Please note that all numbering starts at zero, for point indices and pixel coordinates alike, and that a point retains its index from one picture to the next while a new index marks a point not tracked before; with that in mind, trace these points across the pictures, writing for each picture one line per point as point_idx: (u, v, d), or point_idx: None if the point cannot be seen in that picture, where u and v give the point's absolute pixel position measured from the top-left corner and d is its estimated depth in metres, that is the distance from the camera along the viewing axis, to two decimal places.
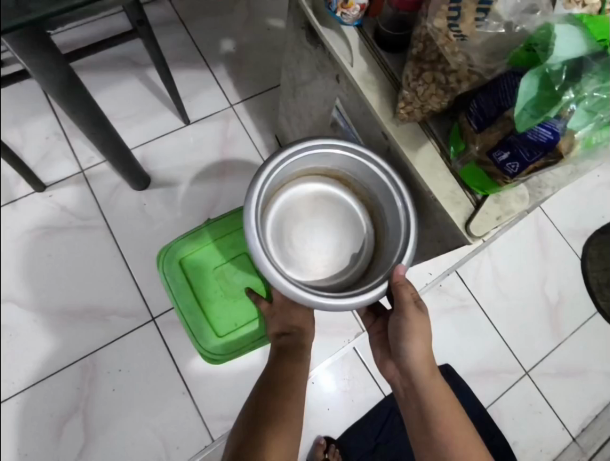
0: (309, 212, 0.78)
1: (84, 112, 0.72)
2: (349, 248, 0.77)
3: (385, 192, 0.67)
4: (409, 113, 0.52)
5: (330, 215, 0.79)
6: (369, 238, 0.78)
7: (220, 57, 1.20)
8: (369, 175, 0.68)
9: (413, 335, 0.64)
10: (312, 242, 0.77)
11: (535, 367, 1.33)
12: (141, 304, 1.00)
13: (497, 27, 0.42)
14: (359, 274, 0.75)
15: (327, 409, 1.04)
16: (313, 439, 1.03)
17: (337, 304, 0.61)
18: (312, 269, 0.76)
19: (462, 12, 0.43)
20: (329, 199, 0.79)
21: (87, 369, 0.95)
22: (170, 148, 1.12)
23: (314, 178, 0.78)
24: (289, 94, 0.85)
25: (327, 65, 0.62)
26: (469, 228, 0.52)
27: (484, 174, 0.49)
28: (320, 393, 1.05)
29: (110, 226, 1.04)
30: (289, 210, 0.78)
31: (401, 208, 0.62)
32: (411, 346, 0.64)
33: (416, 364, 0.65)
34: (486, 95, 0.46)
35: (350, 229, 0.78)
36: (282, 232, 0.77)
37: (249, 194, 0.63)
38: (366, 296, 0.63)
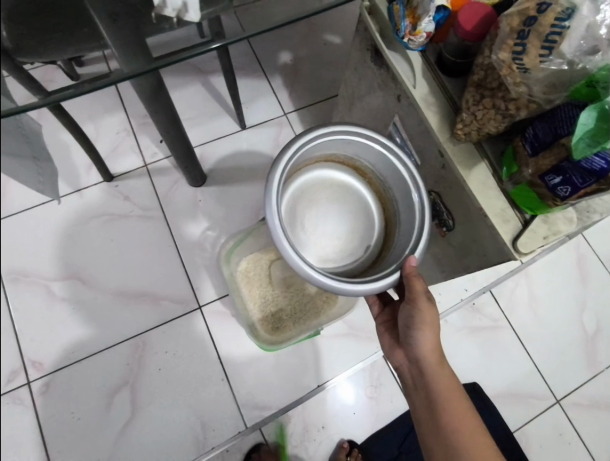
0: (328, 198, 0.82)
1: (163, 114, 0.80)
2: (359, 236, 0.82)
3: (403, 189, 0.73)
4: (466, 134, 0.56)
5: (346, 203, 0.82)
6: (379, 232, 0.82)
7: (277, 68, 1.28)
8: (389, 169, 0.73)
9: (422, 325, 0.72)
10: (325, 226, 0.80)
11: (566, 397, 1.31)
12: (190, 293, 1.08)
13: (560, 63, 0.45)
14: (366, 263, 0.80)
15: (352, 414, 1.07)
16: (336, 442, 1.05)
17: (349, 289, 0.66)
18: (323, 251, 0.80)
19: (525, 49, 0.47)
20: (346, 188, 0.83)
21: (137, 347, 1.03)
22: (226, 150, 1.20)
23: (335, 166, 0.82)
24: (345, 106, 0.90)
25: (389, 84, 0.67)
26: (516, 244, 0.55)
27: (534, 195, 0.53)
28: (341, 402, 1.07)
29: (166, 217, 1.13)
30: (309, 193, 0.82)
31: (418, 201, 0.68)
32: (421, 335, 0.73)
33: (424, 352, 0.73)
34: (543, 122, 0.49)
35: (362, 220, 0.82)
36: (299, 214, 0.81)
37: (272, 174, 0.68)
38: (378, 284, 0.67)
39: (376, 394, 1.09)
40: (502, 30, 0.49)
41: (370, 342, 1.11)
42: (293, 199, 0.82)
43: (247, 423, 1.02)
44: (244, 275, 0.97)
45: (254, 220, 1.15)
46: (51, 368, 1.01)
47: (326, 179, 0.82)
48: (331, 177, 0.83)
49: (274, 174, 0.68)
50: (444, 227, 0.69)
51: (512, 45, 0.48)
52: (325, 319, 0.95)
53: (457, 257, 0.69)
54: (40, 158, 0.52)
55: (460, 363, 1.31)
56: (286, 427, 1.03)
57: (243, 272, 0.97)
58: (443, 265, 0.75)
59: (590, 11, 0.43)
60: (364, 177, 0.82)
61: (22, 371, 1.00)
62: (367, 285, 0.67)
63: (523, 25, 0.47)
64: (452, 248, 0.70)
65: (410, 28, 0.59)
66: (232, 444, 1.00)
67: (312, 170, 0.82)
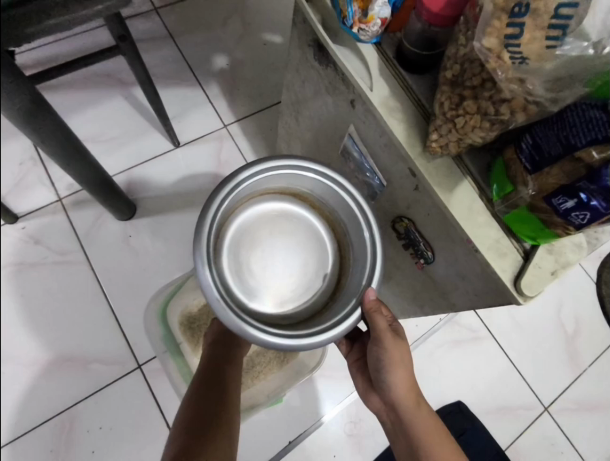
0: (269, 234, 0.70)
1: (55, 141, 0.62)
2: (315, 269, 0.69)
3: (350, 216, 0.63)
4: (443, 147, 0.43)
5: (290, 235, 0.70)
6: (335, 257, 0.70)
7: (212, 74, 1.11)
8: (331, 195, 0.64)
9: (393, 365, 0.59)
10: (274, 266, 0.68)
11: (553, 404, 1.24)
12: (126, 350, 0.89)
13: (583, 47, 0.35)
14: (326, 295, 0.68)
15: (333, 456, 0.93)
16: None
17: (313, 343, 0.55)
18: (276, 297, 0.67)
19: (522, 39, 0.35)
20: (287, 219, 0.70)
21: (63, 427, 0.83)
22: (158, 173, 1.02)
23: (271, 196, 0.70)
24: (290, 115, 0.76)
25: (339, 87, 0.53)
26: (519, 285, 0.43)
27: (537, 221, 0.41)
28: (323, 438, 0.94)
29: (90, 260, 0.94)
30: (247, 235, 0.69)
31: (368, 238, 0.59)
32: (393, 375, 0.59)
33: (400, 394, 0.60)
34: (545, 128, 0.37)
35: (313, 248, 0.70)
36: (240, 261, 0.67)
37: (198, 231, 0.56)
38: (341, 327, 0.58)
39: (357, 430, 0.95)
40: (484, 11, 0.36)
41: (345, 379, 0.98)
42: (231, 244, 0.68)
43: None
44: (186, 326, 0.84)
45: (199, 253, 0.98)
46: None
47: (264, 213, 0.70)
48: (269, 210, 0.70)
49: (199, 237, 0.56)
50: (420, 258, 0.56)
51: (503, 32, 0.35)
52: (289, 382, 0.92)
53: (439, 294, 0.57)
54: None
55: (443, 382, 1.21)
56: None
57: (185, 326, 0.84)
58: (422, 300, 0.63)
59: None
60: (305, 201, 0.70)
61: None
62: (327, 337, 0.56)
63: (513, 6, 0.35)
64: (432, 283, 0.58)
65: (360, 14, 0.45)
66: None
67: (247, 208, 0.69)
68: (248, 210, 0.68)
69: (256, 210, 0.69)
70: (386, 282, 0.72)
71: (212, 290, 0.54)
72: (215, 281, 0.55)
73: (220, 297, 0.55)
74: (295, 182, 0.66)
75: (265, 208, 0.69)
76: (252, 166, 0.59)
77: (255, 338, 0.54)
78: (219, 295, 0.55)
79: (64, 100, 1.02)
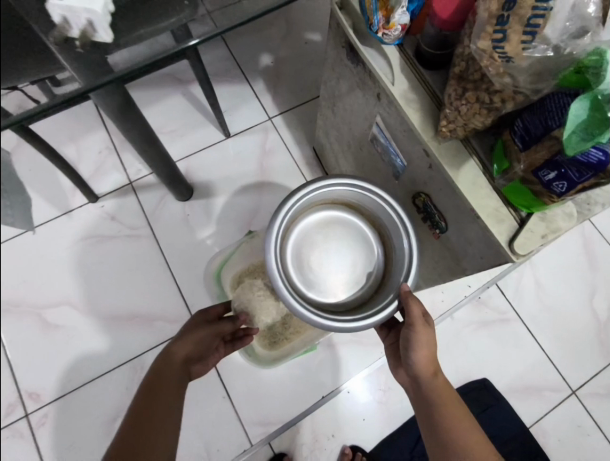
0: (324, 237, 0.80)
1: (136, 130, 0.77)
2: (364, 266, 0.79)
3: (391, 222, 0.72)
4: (451, 131, 0.52)
5: (342, 237, 0.80)
6: (380, 256, 0.80)
7: (258, 72, 1.24)
8: (376, 206, 0.74)
9: (422, 347, 0.64)
10: (330, 264, 0.78)
11: (582, 387, 1.27)
12: (185, 311, 1.05)
13: (543, 49, 0.42)
14: (373, 288, 0.78)
15: (362, 418, 1.07)
16: (339, 448, 1.05)
17: (361, 326, 0.67)
18: (332, 290, 0.77)
19: (505, 44, 0.43)
20: (339, 224, 0.81)
21: (135, 371, 1.00)
22: (212, 161, 1.17)
23: (323, 206, 0.81)
24: (328, 108, 0.87)
25: (368, 82, 0.63)
26: (513, 246, 0.51)
27: (529, 192, 0.49)
28: (355, 403, 1.07)
29: (155, 235, 1.10)
30: (306, 237, 0.80)
31: (407, 248, 0.69)
32: (419, 355, 0.64)
33: (424, 373, 0.64)
34: (532, 114, 0.46)
35: (363, 248, 0.80)
36: (301, 259, 0.78)
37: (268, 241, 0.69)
38: (382, 315, 0.68)
39: (386, 398, 1.08)
40: (480, 17, 0.44)
41: (375, 349, 1.09)
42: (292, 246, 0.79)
43: (252, 440, 1.02)
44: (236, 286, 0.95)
45: (246, 231, 1.11)
46: (48, 399, 0.99)
47: (319, 220, 0.81)
48: (322, 217, 0.81)
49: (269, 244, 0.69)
50: (436, 228, 0.65)
51: (492, 36, 0.43)
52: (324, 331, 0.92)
53: (453, 261, 0.66)
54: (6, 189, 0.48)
55: (470, 360, 1.27)
56: (296, 437, 1.04)
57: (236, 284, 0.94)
58: (440, 267, 0.72)
59: None
60: (354, 209, 0.80)
61: (19, 404, 0.98)
62: (370, 321, 0.67)
63: (503, 9, 0.43)
64: (443, 250, 0.67)
65: (384, 21, 0.54)
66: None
67: (305, 217, 0.80)
68: (306, 217, 0.79)
69: (312, 216, 0.80)
70: None
71: (281, 284, 0.67)
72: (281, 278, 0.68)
73: (285, 289, 0.68)
74: (346, 193, 0.76)
75: (320, 214, 0.80)
76: (306, 184, 0.71)
77: (311, 321, 0.67)
78: (286, 290, 0.68)
79: (134, 97, 1.19)
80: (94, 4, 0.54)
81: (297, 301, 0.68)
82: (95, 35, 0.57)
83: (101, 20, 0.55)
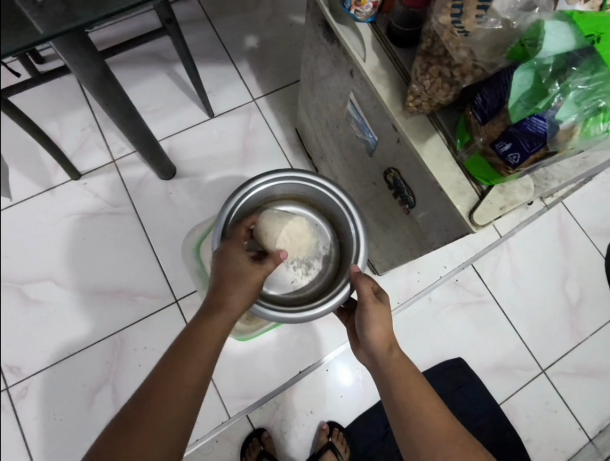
0: None
1: (116, 104, 0.77)
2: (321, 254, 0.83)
3: (339, 211, 0.79)
4: (418, 106, 0.54)
5: None
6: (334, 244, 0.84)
7: (243, 53, 1.24)
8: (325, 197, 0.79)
9: (374, 322, 0.67)
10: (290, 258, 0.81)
11: (551, 366, 1.32)
12: (166, 287, 1.06)
13: (493, 22, 0.45)
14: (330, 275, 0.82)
15: (340, 395, 1.11)
16: (316, 425, 1.09)
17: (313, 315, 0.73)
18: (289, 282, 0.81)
19: (462, 18, 0.46)
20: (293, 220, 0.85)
21: (116, 345, 1.02)
22: (195, 140, 1.17)
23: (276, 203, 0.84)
24: (307, 88, 0.88)
25: (342, 60, 0.65)
26: (472, 216, 0.54)
27: (488, 165, 0.52)
28: (336, 380, 1.11)
29: (138, 213, 1.11)
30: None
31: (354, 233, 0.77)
32: (373, 330, 0.67)
33: (379, 346, 0.67)
34: (489, 88, 0.48)
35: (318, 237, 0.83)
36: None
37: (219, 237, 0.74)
38: (334, 300, 0.74)
39: (364, 376, 1.12)
40: None
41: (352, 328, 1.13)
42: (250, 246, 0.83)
43: (231, 413, 1.05)
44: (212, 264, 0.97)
45: None
46: (29, 373, 1.00)
47: None
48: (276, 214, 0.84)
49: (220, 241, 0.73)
50: (405, 204, 0.68)
51: (450, 11, 0.46)
52: None
53: (421, 235, 0.69)
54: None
55: (446, 341, 1.31)
56: (274, 410, 1.07)
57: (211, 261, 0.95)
58: (411, 243, 0.75)
59: None
60: (303, 202, 0.85)
61: None
62: (320, 310, 0.74)
63: None
64: (412, 225, 0.70)
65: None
66: (217, 435, 1.04)
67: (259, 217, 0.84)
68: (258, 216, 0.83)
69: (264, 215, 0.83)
70: (384, 232, 0.84)
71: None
72: None
73: None
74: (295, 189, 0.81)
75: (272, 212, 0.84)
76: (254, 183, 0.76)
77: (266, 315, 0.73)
78: None
79: (117, 75, 1.19)
80: None
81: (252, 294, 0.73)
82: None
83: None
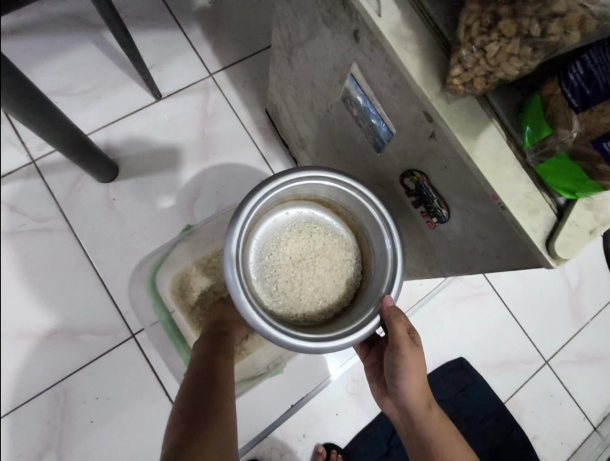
0: (291, 239, 0.65)
1: (11, 95, 0.53)
2: (343, 273, 0.64)
3: (371, 222, 0.58)
4: (467, 85, 0.35)
5: (313, 239, 0.65)
6: (357, 263, 0.65)
7: (193, 15, 0.99)
8: (354, 202, 0.59)
9: (409, 373, 0.53)
10: (303, 269, 0.63)
11: (554, 356, 1.24)
12: (118, 319, 0.85)
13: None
14: (349, 300, 0.63)
15: (335, 414, 0.96)
16: (312, 446, 0.94)
17: (334, 346, 0.52)
18: (298, 301, 0.62)
19: None
20: (309, 223, 0.66)
21: (59, 399, 0.81)
22: (141, 130, 0.93)
23: (294, 203, 0.66)
24: (282, 59, 0.67)
25: (340, 16, 0.45)
26: (553, 247, 0.37)
27: (580, 171, 0.35)
28: (326, 396, 0.96)
29: (73, 228, 0.88)
30: (271, 240, 0.65)
31: (389, 250, 0.55)
32: (409, 382, 0.54)
33: (414, 401, 0.55)
34: (599, 53, 0.31)
35: (342, 252, 0.65)
36: (266, 265, 0.64)
37: (231, 223, 0.53)
38: (364, 330, 0.54)
39: (357, 389, 0.97)
40: None
41: None
42: (252, 248, 0.64)
43: None
44: (179, 294, 0.78)
45: (190, 216, 0.91)
46: None
47: (287, 217, 0.66)
48: (291, 214, 0.66)
49: (232, 227, 0.53)
50: (433, 217, 0.50)
51: None
52: None
53: (453, 256, 0.52)
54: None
55: (446, 341, 1.19)
56: (261, 449, 0.91)
57: (186, 283, 0.78)
58: (434, 263, 0.57)
59: None
60: (327, 206, 0.66)
61: None
62: (346, 340, 0.53)
63: None
64: (437, 242, 0.53)
65: None
66: None
67: (270, 215, 0.65)
68: (273, 216, 0.65)
69: (281, 214, 0.66)
70: None
71: (239, 292, 0.52)
72: (238, 273, 0.53)
73: (246, 297, 0.52)
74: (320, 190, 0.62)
75: (290, 213, 0.66)
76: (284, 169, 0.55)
77: (275, 338, 0.51)
78: (243, 294, 0.52)
79: None
80: None
81: (262, 314, 0.52)
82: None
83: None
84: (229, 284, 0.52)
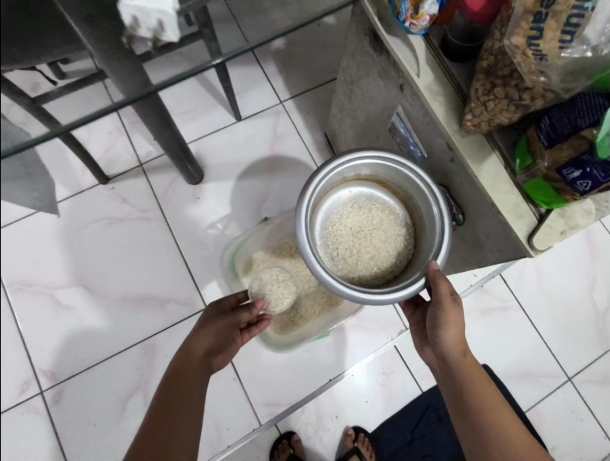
0: (351, 212, 0.81)
1: (154, 113, 0.77)
2: (395, 245, 0.78)
3: (421, 196, 0.70)
4: (476, 125, 0.52)
5: (371, 214, 0.81)
6: (408, 235, 0.79)
7: (270, 54, 1.22)
8: (406, 180, 0.72)
9: (447, 323, 0.63)
10: (362, 239, 0.79)
11: (579, 375, 1.24)
12: (196, 293, 1.07)
13: (583, 49, 0.45)
14: (402, 266, 0.77)
15: (366, 401, 1.09)
16: (343, 429, 1.07)
17: (382, 298, 0.65)
18: (357, 265, 0.78)
19: (541, 41, 0.45)
20: (368, 200, 0.81)
21: (147, 351, 1.03)
22: (223, 144, 1.16)
23: (355, 182, 0.81)
24: (344, 95, 0.86)
25: (391, 73, 0.63)
26: (532, 241, 0.53)
27: (550, 188, 0.50)
28: (356, 387, 1.09)
29: (166, 218, 1.11)
30: (335, 213, 0.81)
31: (437, 214, 0.63)
32: (446, 331, 0.64)
33: (451, 348, 0.64)
34: (560, 113, 0.47)
35: (395, 226, 0.80)
36: (329, 234, 0.80)
37: (302, 195, 0.68)
38: (406, 289, 0.66)
39: (387, 380, 1.10)
40: (516, 12, 0.45)
41: (379, 335, 1.11)
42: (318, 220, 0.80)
43: (261, 421, 1.05)
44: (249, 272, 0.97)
45: (257, 216, 1.12)
46: (61, 377, 1.01)
47: (349, 194, 0.81)
48: (353, 192, 0.81)
49: (301, 200, 0.68)
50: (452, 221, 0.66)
51: (528, 32, 0.45)
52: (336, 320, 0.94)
53: (470, 252, 0.67)
54: (34, 174, 0.52)
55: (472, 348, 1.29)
56: (300, 419, 1.06)
57: (256, 268, 0.96)
58: (454, 258, 0.73)
59: None
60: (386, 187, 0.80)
61: (34, 380, 1.00)
62: (393, 296, 0.65)
63: (540, 6, 0.44)
64: (457, 240, 0.69)
65: (412, 11, 0.54)
66: (247, 441, 1.04)
67: (335, 193, 0.80)
68: (338, 193, 0.81)
69: (345, 192, 0.81)
70: None
71: (307, 250, 0.66)
72: (308, 236, 0.67)
73: (312, 253, 0.66)
74: (378, 170, 0.76)
75: (352, 191, 0.81)
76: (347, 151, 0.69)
77: (334, 290, 0.65)
78: (311, 251, 0.66)
79: None
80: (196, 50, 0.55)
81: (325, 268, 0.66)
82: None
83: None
84: (300, 243, 0.66)
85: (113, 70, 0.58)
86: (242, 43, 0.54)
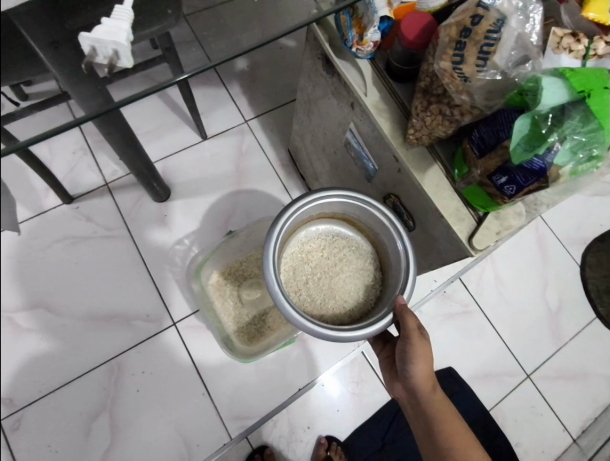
0: (319, 250, 0.83)
1: (117, 134, 0.79)
2: (363, 279, 0.81)
3: (380, 225, 0.73)
4: (418, 138, 0.59)
5: (338, 250, 0.83)
6: (375, 268, 0.82)
7: (234, 75, 1.26)
8: (367, 215, 0.74)
9: (417, 359, 0.66)
10: (332, 277, 0.81)
11: (535, 371, 1.28)
12: (164, 309, 1.07)
13: (494, 73, 0.51)
14: (370, 302, 0.79)
15: (336, 411, 1.10)
16: (315, 439, 1.08)
17: (350, 335, 0.66)
18: (327, 303, 0.79)
19: (464, 65, 0.51)
20: (336, 236, 0.84)
21: (113, 371, 1.01)
22: (189, 162, 1.19)
23: (323, 220, 0.83)
24: (303, 112, 0.91)
25: (342, 91, 0.69)
26: (472, 242, 0.58)
27: (485, 194, 0.56)
28: (327, 398, 1.10)
29: (132, 235, 1.11)
30: (301, 252, 0.83)
31: (401, 249, 0.68)
32: (416, 367, 0.67)
33: (421, 383, 0.67)
34: (487, 126, 0.53)
35: (359, 260, 0.82)
36: (298, 273, 0.81)
37: (271, 230, 0.70)
38: (373, 327, 0.67)
39: (358, 388, 1.12)
40: (443, 40, 0.53)
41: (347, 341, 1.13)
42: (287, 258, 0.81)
43: (232, 434, 1.03)
44: (217, 287, 0.99)
45: (224, 231, 1.14)
46: (23, 403, 0.97)
47: (317, 231, 0.83)
48: (320, 230, 0.83)
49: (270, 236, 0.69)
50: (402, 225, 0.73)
51: (451, 57, 0.52)
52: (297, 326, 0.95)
53: (421, 255, 0.72)
54: None
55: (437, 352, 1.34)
56: (272, 430, 1.05)
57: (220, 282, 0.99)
58: None
59: (517, 24, 0.49)
60: (351, 223, 0.83)
61: None
62: (364, 331, 0.67)
63: (460, 36, 0.51)
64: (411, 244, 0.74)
65: (357, 38, 0.60)
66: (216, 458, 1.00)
67: (302, 230, 0.82)
68: (305, 230, 0.82)
69: (312, 229, 0.83)
70: None
71: (273, 283, 0.67)
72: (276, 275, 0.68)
73: (278, 289, 0.67)
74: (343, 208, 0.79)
75: (319, 229, 0.83)
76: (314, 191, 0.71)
77: (305, 329, 0.66)
78: (277, 289, 0.67)
79: None
80: (119, 35, 0.47)
81: (293, 307, 0.67)
82: (119, 62, 0.50)
83: (127, 50, 0.48)
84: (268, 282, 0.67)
85: (77, 90, 0.59)
86: (205, 62, 0.57)
